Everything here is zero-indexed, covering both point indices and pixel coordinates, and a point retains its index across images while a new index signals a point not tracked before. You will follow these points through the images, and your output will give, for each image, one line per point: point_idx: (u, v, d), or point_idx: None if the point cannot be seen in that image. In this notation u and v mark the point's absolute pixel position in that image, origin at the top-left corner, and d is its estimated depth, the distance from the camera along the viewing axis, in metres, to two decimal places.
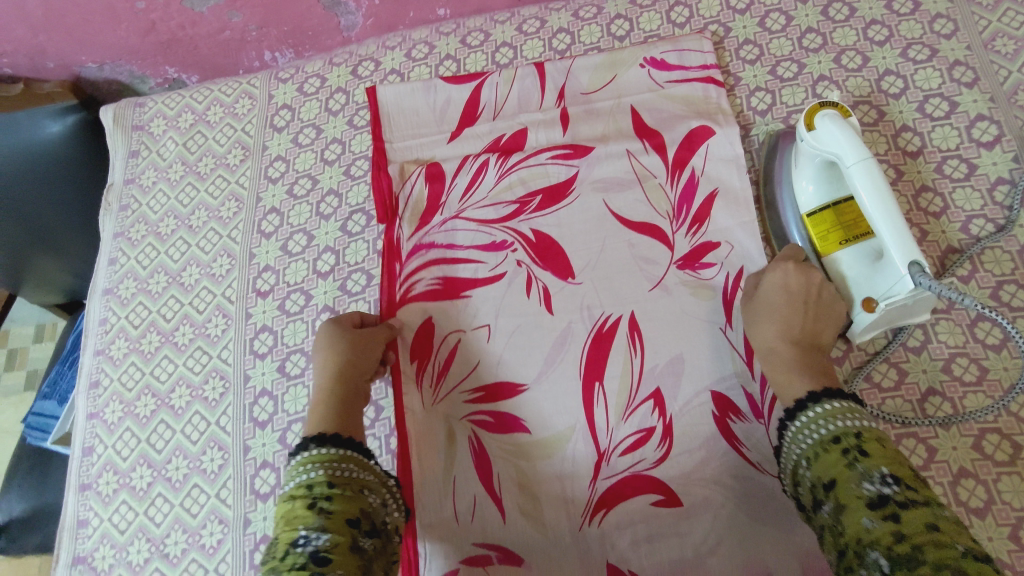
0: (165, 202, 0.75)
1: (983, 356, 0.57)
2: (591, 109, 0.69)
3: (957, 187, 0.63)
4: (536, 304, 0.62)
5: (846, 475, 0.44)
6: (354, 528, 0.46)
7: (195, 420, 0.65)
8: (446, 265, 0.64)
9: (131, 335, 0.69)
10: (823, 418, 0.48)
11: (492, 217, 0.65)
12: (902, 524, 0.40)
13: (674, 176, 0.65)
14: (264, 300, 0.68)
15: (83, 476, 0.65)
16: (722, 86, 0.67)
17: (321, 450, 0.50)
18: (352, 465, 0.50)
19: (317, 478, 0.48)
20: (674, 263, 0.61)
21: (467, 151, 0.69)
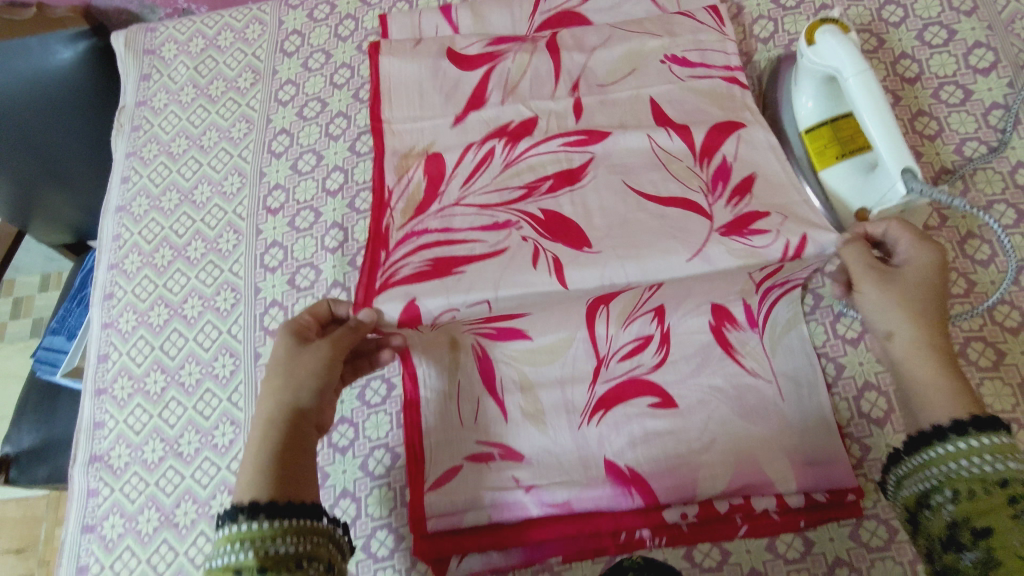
0: (177, 123, 0.76)
1: (971, 270, 0.59)
2: (606, 99, 0.63)
3: (952, 111, 0.65)
4: (545, 275, 0.51)
5: (1009, 524, 0.39)
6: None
7: (206, 329, 0.67)
8: (444, 247, 0.55)
9: (144, 249, 0.71)
10: (984, 453, 0.42)
11: (496, 201, 0.57)
12: None
13: (703, 162, 0.57)
14: (275, 217, 0.70)
15: (98, 381, 0.67)
16: (748, 86, 0.61)
17: (255, 525, 0.41)
18: (289, 540, 0.41)
19: (247, 562, 0.39)
20: (717, 232, 0.51)
21: (470, 140, 0.62)
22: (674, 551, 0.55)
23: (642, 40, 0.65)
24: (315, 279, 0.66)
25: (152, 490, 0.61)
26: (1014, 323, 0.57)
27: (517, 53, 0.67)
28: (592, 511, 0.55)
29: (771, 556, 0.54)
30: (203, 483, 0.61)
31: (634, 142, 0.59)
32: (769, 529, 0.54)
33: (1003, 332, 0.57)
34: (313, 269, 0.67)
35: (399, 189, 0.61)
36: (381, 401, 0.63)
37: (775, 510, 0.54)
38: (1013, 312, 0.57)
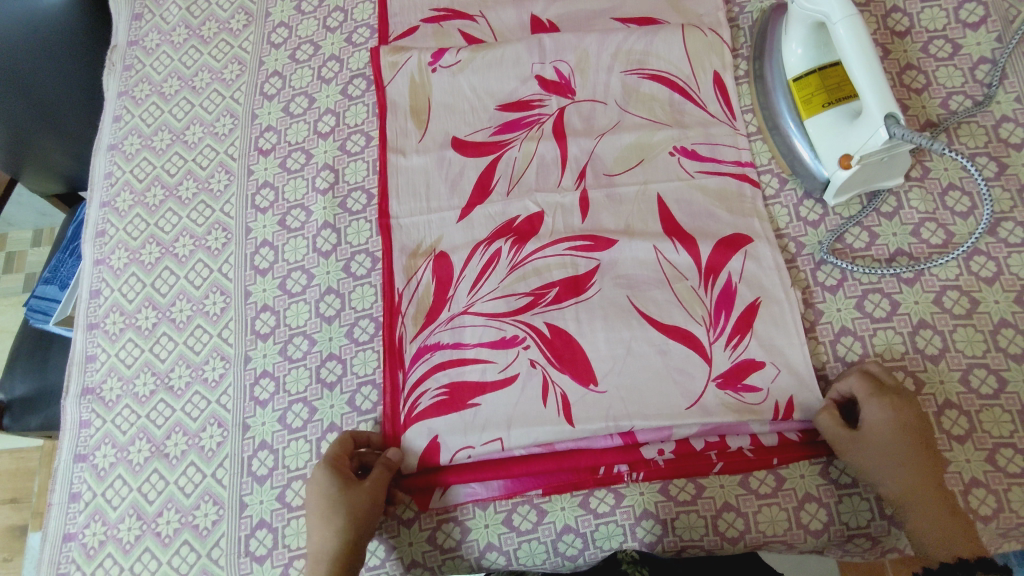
0: (169, 63, 0.76)
1: (951, 222, 0.60)
2: (613, 194, 0.65)
3: (940, 65, 0.65)
4: (554, 414, 0.56)
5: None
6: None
7: (197, 267, 0.67)
8: (456, 368, 0.59)
9: (136, 188, 0.72)
10: None
11: (503, 310, 0.60)
12: None
13: (707, 281, 0.60)
14: (266, 158, 0.70)
15: (91, 316, 0.68)
16: (758, 186, 0.64)
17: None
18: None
19: None
20: (712, 381, 0.57)
21: (478, 238, 0.64)
22: (651, 486, 0.57)
23: (652, 128, 0.66)
24: (306, 220, 0.67)
25: (143, 422, 0.63)
26: (989, 273, 0.58)
27: (523, 140, 0.67)
28: (574, 448, 0.57)
29: (743, 491, 0.56)
30: (193, 416, 0.62)
31: (641, 252, 0.62)
32: (743, 466, 0.56)
33: (979, 282, 0.58)
34: (304, 210, 0.68)
35: (410, 291, 0.63)
36: (370, 338, 0.63)
37: (749, 448, 0.56)
38: (989, 263, 0.58)
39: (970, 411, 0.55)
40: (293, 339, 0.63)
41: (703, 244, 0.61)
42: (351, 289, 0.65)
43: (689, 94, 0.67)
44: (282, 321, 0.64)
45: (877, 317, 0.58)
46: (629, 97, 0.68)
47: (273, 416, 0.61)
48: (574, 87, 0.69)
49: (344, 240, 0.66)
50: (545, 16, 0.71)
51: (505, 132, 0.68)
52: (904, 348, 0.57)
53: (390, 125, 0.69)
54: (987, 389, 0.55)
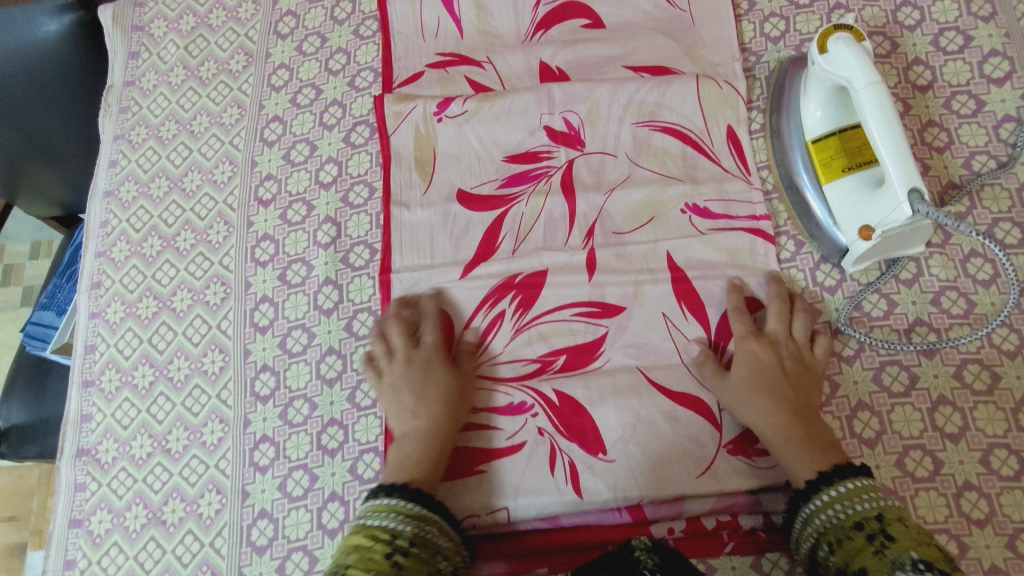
0: (166, 105, 0.74)
1: (972, 290, 0.58)
2: (623, 253, 0.63)
3: (963, 122, 0.63)
4: (562, 483, 0.56)
5: (873, 560, 0.43)
6: (399, 558, 0.45)
7: (196, 323, 0.65)
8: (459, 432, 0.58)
9: (132, 238, 0.70)
10: (841, 501, 0.48)
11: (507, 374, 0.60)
12: None
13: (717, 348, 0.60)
14: (266, 209, 0.68)
15: (85, 373, 0.66)
16: (772, 242, 0.61)
17: (392, 500, 0.49)
18: (434, 529, 0.49)
19: (402, 531, 0.47)
20: (723, 448, 0.56)
21: (483, 299, 0.62)
22: None
23: (663, 185, 0.64)
24: (308, 276, 0.65)
25: (140, 486, 0.61)
26: (1011, 347, 0.57)
27: (531, 194, 0.65)
28: (581, 524, 0.56)
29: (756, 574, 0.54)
30: (191, 481, 0.61)
31: (651, 321, 0.60)
32: (755, 547, 0.55)
33: (1001, 356, 0.56)
34: (305, 265, 0.66)
35: None
36: (372, 403, 0.61)
37: (762, 529, 0.56)
38: (1012, 335, 0.57)
39: (990, 494, 0.53)
40: (294, 402, 0.62)
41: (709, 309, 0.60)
42: (353, 350, 0.63)
43: (703, 149, 0.65)
44: (282, 383, 0.62)
45: (895, 391, 0.57)
46: (640, 151, 0.66)
47: (273, 483, 0.59)
48: (583, 137, 0.66)
49: (346, 297, 0.64)
50: (553, 62, 0.69)
51: (512, 184, 0.66)
52: (922, 424, 0.56)
53: (394, 177, 0.67)
54: (1007, 471, 0.54)
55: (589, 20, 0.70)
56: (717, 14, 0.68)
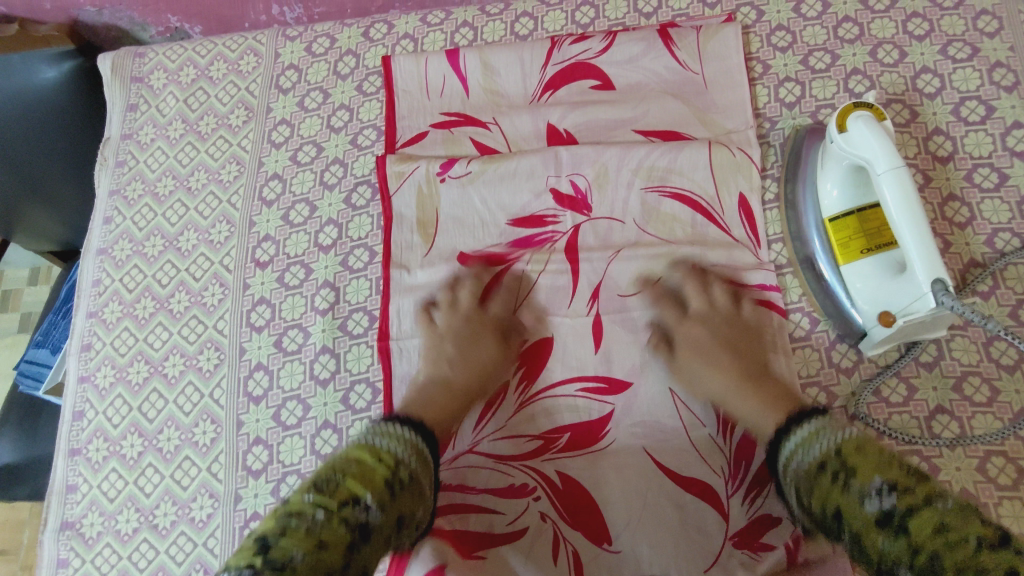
0: (164, 160, 0.73)
1: (996, 376, 0.56)
2: (628, 319, 0.61)
3: (985, 197, 0.61)
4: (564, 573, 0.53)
5: (844, 499, 0.40)
6: (393, 489, 0.45)
7: (187, 391, 0.63)
8: (458, 514, 0.56)
9: (125, 298, 0.68)
10: (805, 443, 0.46)
11: (507, 453, 0.57)
12: (914, 534, 0.36)
13: (726, 429, 0.56)
14: (263, 271, 0.66)
15: (72, 441, 0.63)
16: (784, 317, 0.59)
17: (411, 434, 0.50)
18: (427, 477, 0.48)
19: (404, 460, 0.47)
20: (731, 538, 0.53)
21: None
22: None
23: (671, 250, 0.62)
24: (304, 343, 0.63)
25: (124, 564, 0.59)
26: None
27: (533, 257, 0.63)
28: None
29: None
30: (177, 560, 0.58)
31: (658, 398, 0.58)
32: None
33: None
34: (302, 331, 0.63)
35: None
36: None
37: None
38: None
39: None
40: (286, 478, 0.59)
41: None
42: (349, 424, 0.60)
43: (714, 217, 0.63)
44: (275, 458, 0.59)
45: None
46: (648, 216, 0.63)
47: None
48: (590, 201, 0.64)
49: (344, 367, 0.62)
50: (561, 124, 0.67)
51: (515, 248, 0.64)
52: None
53: (394, 238, 0.65)
54: None
55: (598, 81, 0.68)
56: (731, 78, 0.66)
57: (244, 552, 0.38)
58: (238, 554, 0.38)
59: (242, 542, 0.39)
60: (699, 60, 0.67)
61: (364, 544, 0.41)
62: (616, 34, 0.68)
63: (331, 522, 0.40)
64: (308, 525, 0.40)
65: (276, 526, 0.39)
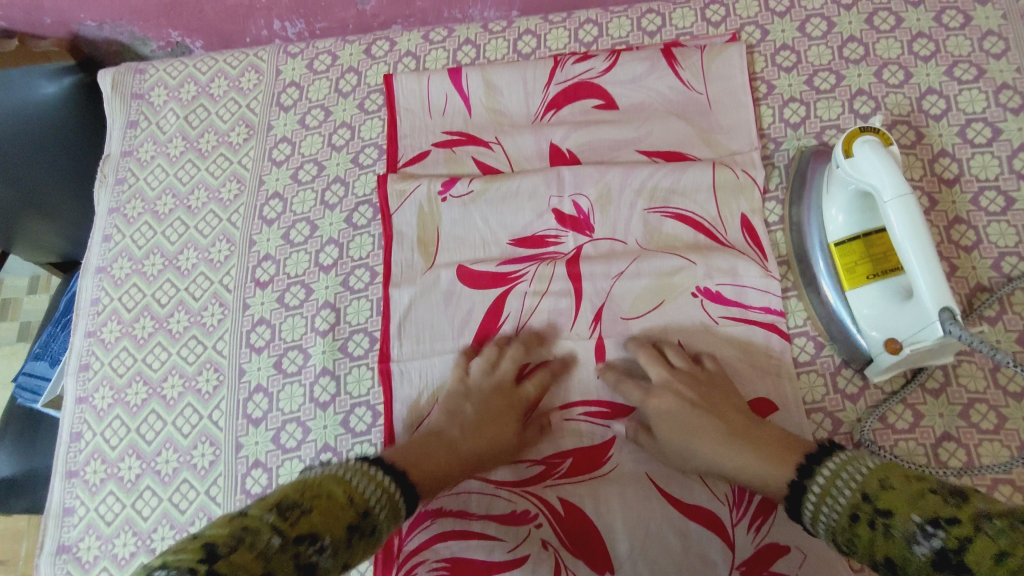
0: (164, 177, 0.73)
1: (1003, 403, 0.55)
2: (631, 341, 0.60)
3: (992, 220, 0.60)
4: None
5: (891, 548, 0.38)
6: (353, 535, 0.43)
7: (186, 412, 0.63)
8: (458, 541, 0.55)
9: (124, 317, 0.67)
10: (828, 490, 0.44)
11: (509, 478, 0.57)
12: (974, 570, 0.34)
13: None
14: (263, 290, 0.66)
15: (70, 463, 0.63)
16: (786, 339, 0.59)
17: (388, 480, 0.49)
18: (388, 526, 0.47)
19: (372, 510, 0.46)
20: (735, 568, 0.52)
21: None
22: None
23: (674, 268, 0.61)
24: (304, 365, 0.62)
25: None
26: None
27: (534, 275, 0.62)
28: None
29: None
30: None
31: None
32: None
33: None
34: (302, 352, 0.63)
35: None
36: None
37: None
38: None
39: None
40: None
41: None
42: (349, 448, 0.59)
43: (715, 236, 0.62)
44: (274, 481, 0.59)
45: None
46: (650, 237, 0.63)
47: None
48: (592, 221, 0.63)
49: (344, 390, 0.61)
50: (564, 143, 0.66)
51: (513, 266, 0.62)
52: None
53: (395, 257, 0.64)
54: None
55: (602, 100, 0.68)
56: (736, 98, 0.66)
57: (185, 552, 0.37)
58: (181, 553, 0.37)
59: (188, 543, 0.38)
60: (703, 80, 0.66)
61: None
62: (620, 53, 0.68)
63: (285, 548, 0.39)
64: (264, 546, 0.38)
65: (228, 537, 0.38)
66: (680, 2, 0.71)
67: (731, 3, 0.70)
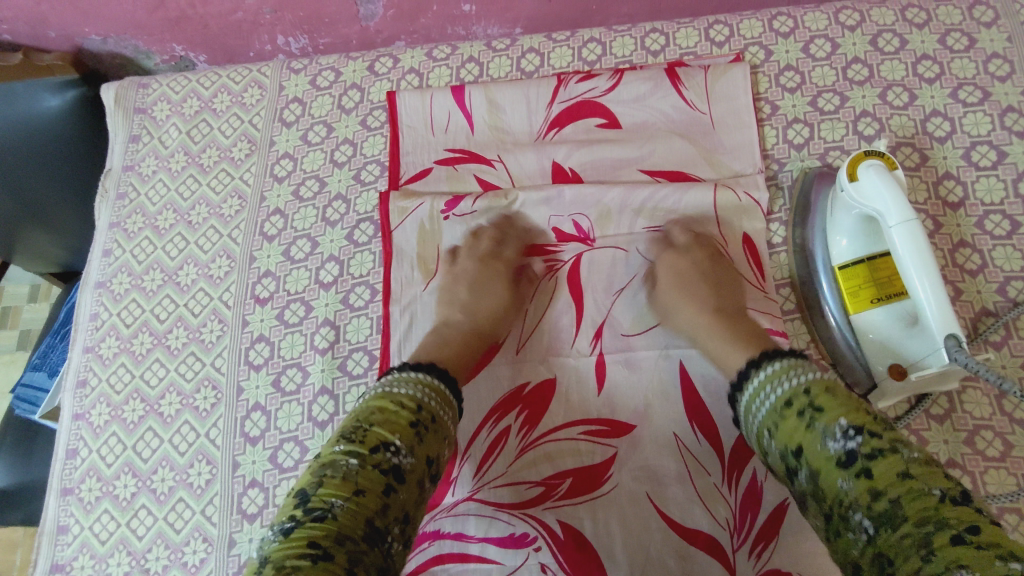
0: (165, 193, 0.73)
1: (1009, 430, 0.54)
2: (632, 359, 0.59)
3: (997, 244, 0.59)
4: None
5: (807, 438, 0.41)
6: (419, 431, 0.45)
7: (183, 430, 0.62)
8: (457, 564, 0.54)
9: (122, 333, 0.67)
10: (773, 382, 0.46)
11: (508, 501, 0.55)
12: (875, 479, 0.37)
13: (731, 477, 0.54)
14: (262, 307, 0.65)
15: (65, 480, 0.62)
16: None
17: (431, 381, 0.50)
18: (447, 415, 0.49)
19: (427, 407, 0.48)
20: None
21: (483, 410, 0.59)
22: None
23: None
24: (303, 383, 0.61)
25: None
26: None
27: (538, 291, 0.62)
28: None
29: None
30: None
31: (663, 444, 0.56)
32: None
33: None
34: (301, 370, 0.62)
35: None
36: None
37: None
38: None
39: None
40: None
41: (725, 434, 0.55)
42: None
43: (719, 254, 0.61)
44: (270, 501, 0.58)
45: None
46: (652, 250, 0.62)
47: None
48: (593, 239, 0.63)
49: (343, 409, 0.60)
50: (566, 162, 0.66)
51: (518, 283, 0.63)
52: None
53: (394, 275, 0.63)
54: None
55: (605, 119, 0.67)
56: (739, 119, 0.66)
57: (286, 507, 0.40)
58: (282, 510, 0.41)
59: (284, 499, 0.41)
60: (706, 100, 0.66)
61: (401, 487, 0.42)
62: (625, 73, 0.68)
63: (367, 468, 0.41)
64: (348, 474, 0.41)
65: (311, 478, 0.41)
66: (683, 23, 0.71)
67: (735, 24, 0.70)
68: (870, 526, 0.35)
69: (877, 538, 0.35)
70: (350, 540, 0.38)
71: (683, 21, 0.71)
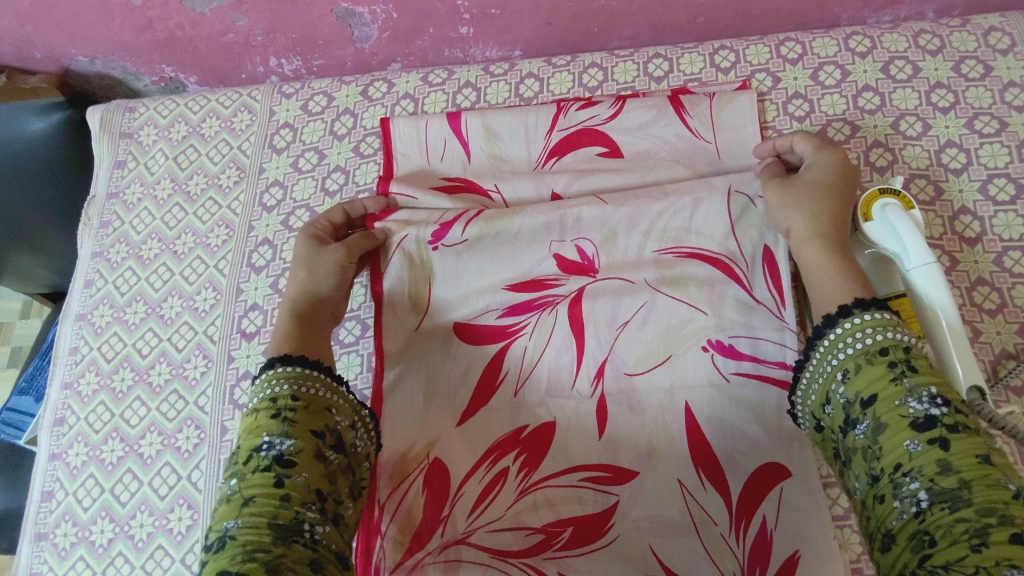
0: (150, 221, 0.70)
1: None
2: (636, 403, 0.56)
3: (1016, 282, 0.57)
4: None
5: (888, 391, 0.41)
6: (284, 417, 0.45)
7: (164, 472, 0.59)
8: None
9: (103, 368, 0.65)
10: (871, 327, 0.44)
11: (510, 548, 0.52)
12: (950, 453, 0.38)
13: (740, 527, 0.51)
14: (248, 342, 0.62)
15: (39, 525, 0.60)
16: None
17: (287, 367, 0.48)
18: (318, 384, 0.47)
19: (282, 392, 0.46)
20: None
21: (479, 451, 0.56)
22: None
23: (684, 319, 0.57)
24: None
25: None
26: None
27: (535, 326, 0.58)
28: None
29: None
30: None
31: (666, 493, 0.53)
32: None
33: None
34: None
35: (394, 500, 0.54)
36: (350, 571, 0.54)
37: None
38: None
39: None
40: None
41: (732, 482, 0.52)
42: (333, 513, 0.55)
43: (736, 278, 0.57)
44: None
45: None
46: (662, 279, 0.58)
47: None
48: (597, 265, 0.59)
49: None
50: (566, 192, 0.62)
51: (514, 316, 0.59)
52: None
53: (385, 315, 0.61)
54: None
55: (606, 147, 0.65)
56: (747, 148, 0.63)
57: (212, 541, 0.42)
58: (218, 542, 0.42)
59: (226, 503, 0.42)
60: (712, 129, 0.63)
61: (291, 471, 0.42)
62: (626, 100, 0.66)
63: (248, 480, 0.42)
64: (232, 495, 0.42)
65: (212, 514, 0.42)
66: (687, 47, 0.69)
67: (741, 50, 0.68)
68: (926, 497, 0.37)
69: (931, 508, 0.37)
70: (260, 551, 0.38)
71: (687, 46, 0.69)
